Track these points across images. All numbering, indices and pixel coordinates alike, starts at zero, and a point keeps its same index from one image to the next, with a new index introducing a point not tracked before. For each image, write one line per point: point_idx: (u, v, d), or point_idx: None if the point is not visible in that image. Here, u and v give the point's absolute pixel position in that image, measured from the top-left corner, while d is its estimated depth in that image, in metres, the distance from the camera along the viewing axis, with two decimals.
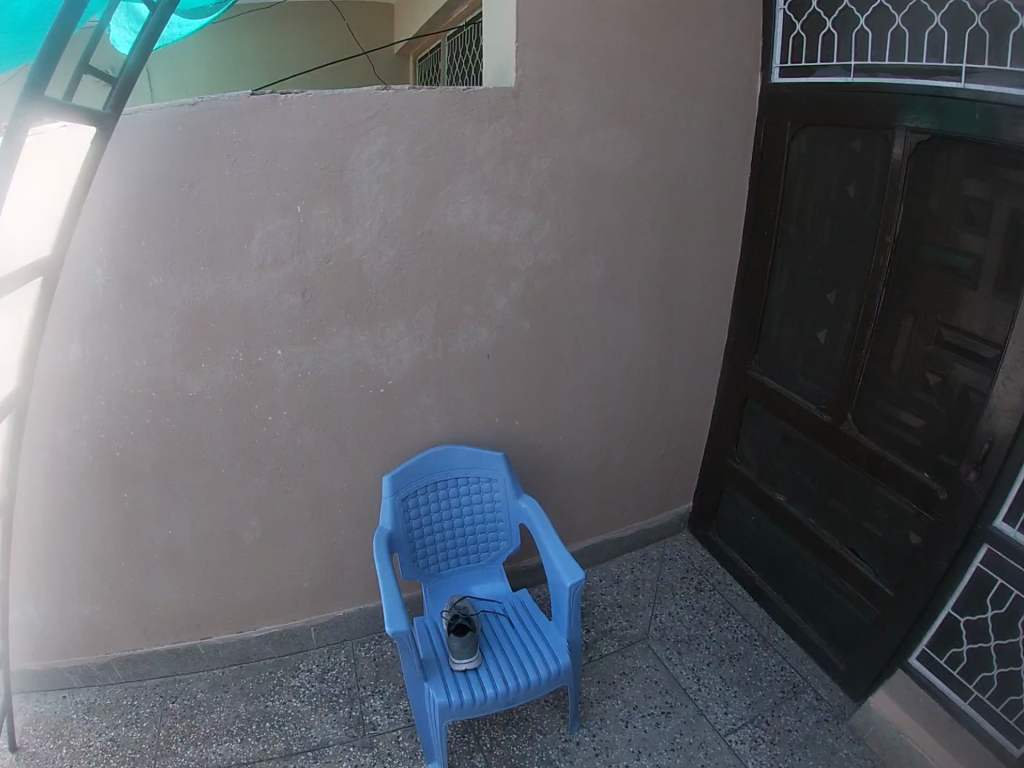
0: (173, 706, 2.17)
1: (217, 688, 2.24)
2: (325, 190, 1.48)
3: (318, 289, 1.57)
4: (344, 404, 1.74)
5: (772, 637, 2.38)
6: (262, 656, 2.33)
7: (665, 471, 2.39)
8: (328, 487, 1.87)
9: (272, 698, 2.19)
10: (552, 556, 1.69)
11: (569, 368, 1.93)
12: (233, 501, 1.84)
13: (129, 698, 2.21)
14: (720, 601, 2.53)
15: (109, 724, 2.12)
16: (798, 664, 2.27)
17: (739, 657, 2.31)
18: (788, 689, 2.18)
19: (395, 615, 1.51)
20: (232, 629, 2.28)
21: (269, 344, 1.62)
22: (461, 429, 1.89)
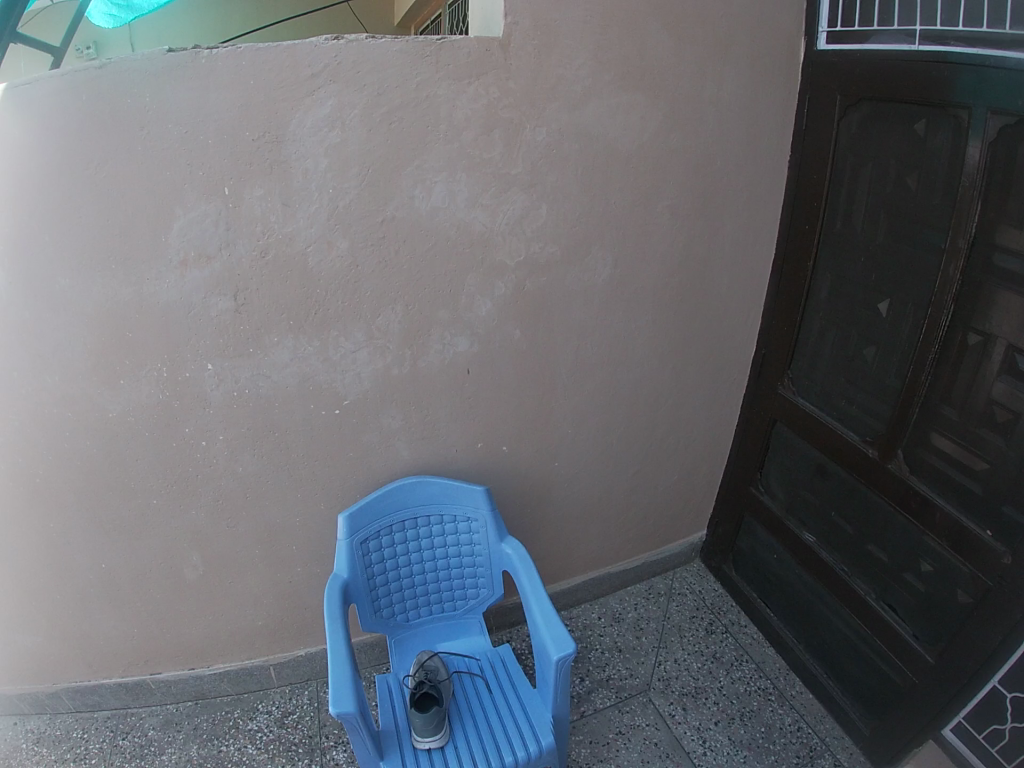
0: (123, 744, 1.92)
1: (170, 727, 1.97)
2: (258, 167, 1.18)
3: (254, 288, 1.28)
4: (295, 423, 1.44)
5: (788, 691, 2.09)
6: (218, 694, 2.05)
7: (675, 502, 2.10)
8: (280, 519, 1.59)
9: (225, 743, 1.92)
10: (537, 616, 1.39)
11: (566, 384, 1.64)
12: (173, 529, 1.56)
13: (80, 730, 1.97)
14: (732, 646, 2.24)
15: (53, 762, 1.88)
16: (815, 725, 1.98)
17: (750, 716, 2.01)
18: (804, 755, 1.89)
19: (341, 692, 1.21)
20: (182, 665, 1.99)
21: (196, 355, 1.32)
22: (437, 456, 1.60)
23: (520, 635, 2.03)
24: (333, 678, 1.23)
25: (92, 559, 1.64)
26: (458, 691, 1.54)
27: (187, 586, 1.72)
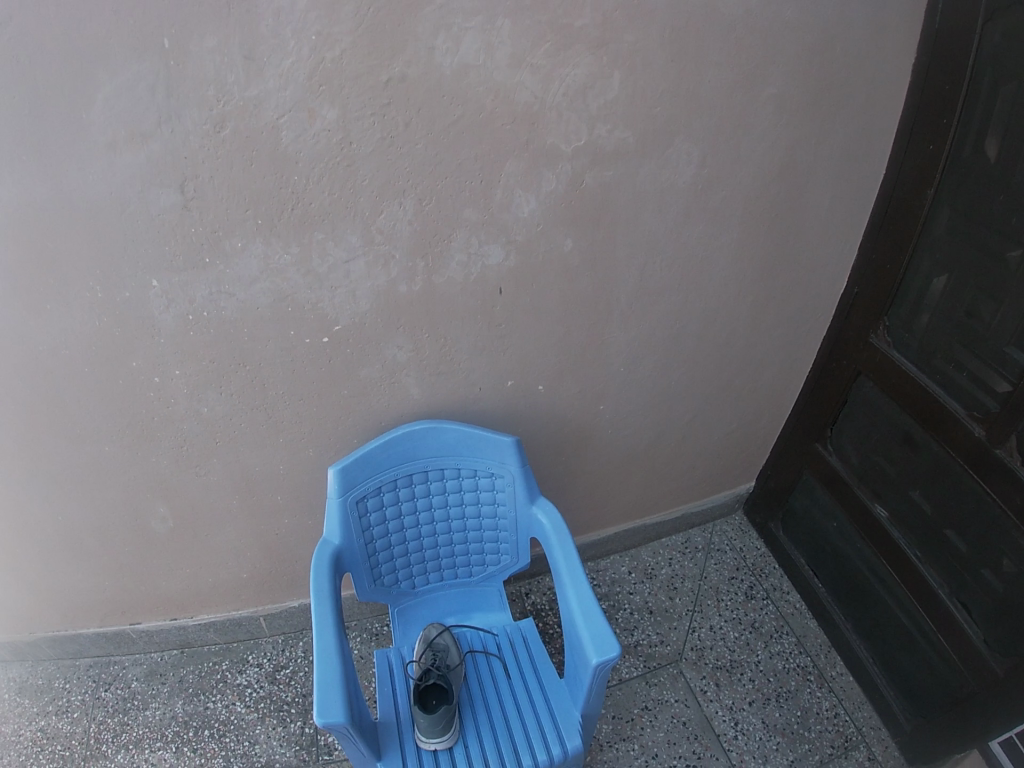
0: (106, 697, 1.75)
1: (154, 679, 1.79)
2: (208, 5, 0.83)
3: (207, 175, 0.95)
4: (280, 344, 1.14)
5: (827, 670, 1.84)
6: (205, 643, 1.84)
7: (721, 461, 1.83)
8: (258, 466, 1.32)
9: (212, 700, 1.74)
10: (575, 605, 1.11)
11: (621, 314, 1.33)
12: (137, 474, 1.31)
13: (61, 681, 1.79)
14: (772, 615, 1.97)
15: (32, 718, 1.71)
16: (852, 713, 1.75)
17: (787, 698, 1.77)
18: (838, 745, 1.68)
19: (329, 695, 0.95)
20: (163, 616, 1.76)
21: (136, 269, 1.02)
22: (451, 397, 1.31)
23: (540, 589, 1.71)
24: (320, 678, 0.96)
25: (46, 511, 1.38)
26: (471, 673, 1.29)
27: (159, 538, 1.47)
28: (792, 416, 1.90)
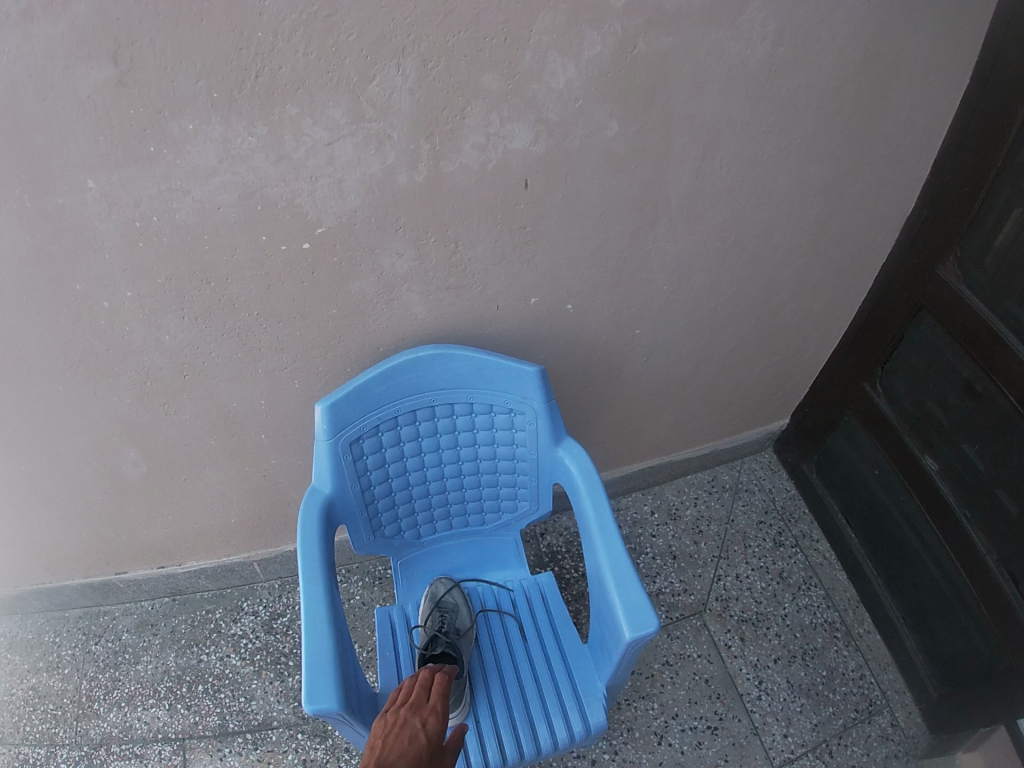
0: (96, 652, 1.62)
1: (145, 630, 1.64)
2: None
3: (152, 42, 0.70)
4: (253, 249, 0.89)
5: (855, 626, 1.60)
6: (196, 589, 1.70)
7: (763, 396, 1.62)
8: (237, 403, 1.07)
9: (206, 652, 1.60)
10: (621, 582, 0.83)
11: (671, 217, 1.06)
12: (104, 414, 1.11)
13: (51, 635, 1.66)
14: (801, 563, 1.69)
15: (23, 675, 1.60)
16: (877, 675, 1.52)
17: (813, 656, 1.54)
18: (861, 709, 1.47)
19: (317, 678, 0.76)
20: (148, 564, 1.61)
21: (69, 166, 0.78)
22: (469, 318, 1.03)
23: (558, 528, 1.43)
24: (307, 657, 0.77)
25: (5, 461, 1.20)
26: (483, 634, 1.05)
27: (132, 484, 1.28)
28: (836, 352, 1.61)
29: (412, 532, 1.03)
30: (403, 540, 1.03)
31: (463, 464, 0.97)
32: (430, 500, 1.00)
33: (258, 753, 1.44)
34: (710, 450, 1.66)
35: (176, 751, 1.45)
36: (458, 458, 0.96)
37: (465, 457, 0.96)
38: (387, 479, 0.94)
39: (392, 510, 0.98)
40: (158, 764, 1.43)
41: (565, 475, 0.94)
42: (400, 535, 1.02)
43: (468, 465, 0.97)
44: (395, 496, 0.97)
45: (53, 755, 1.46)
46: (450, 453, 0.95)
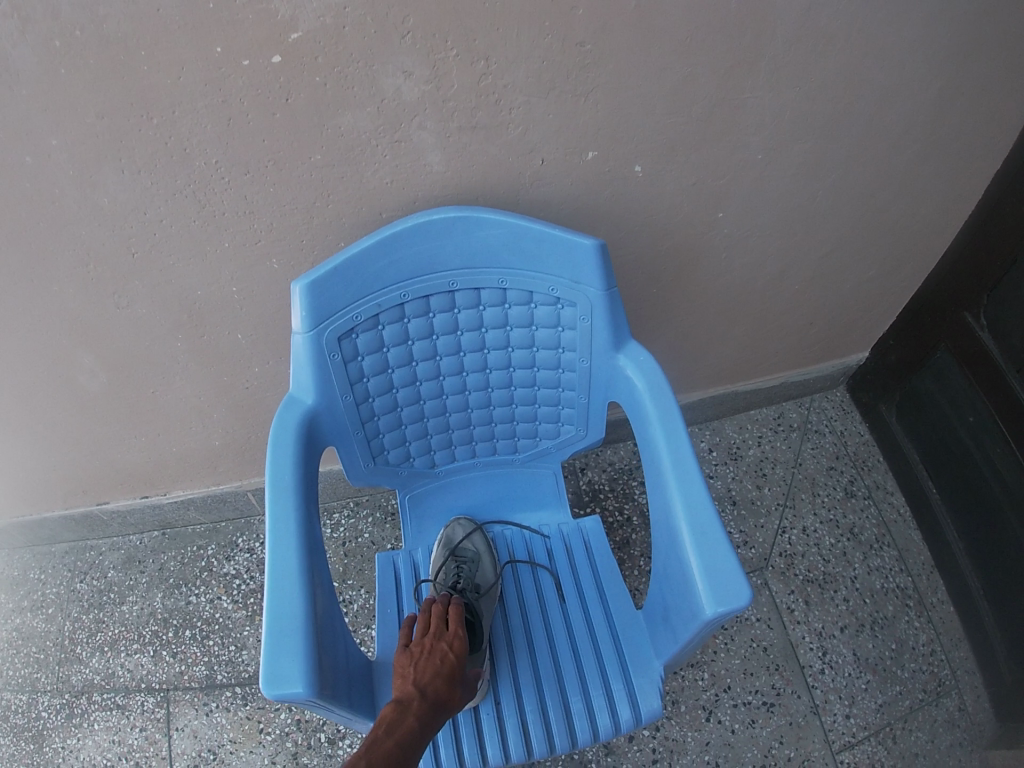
0: (81, 590, 1.39)
1: (131, 567, 1.40)
2: None
3: None
4: (209, 71, 0.62)
5: (928, 594, 1.29)
6: (188, 522, 1.44)
7: (850, 320, 1.32)
8: (200, 286, 0.83)
9: (195, 594, 1.35)
10: (703, 538, 0.59)
11: (776, 61, 0.74)
12: (46, 306, 0.86)
13: (37, 572, 1.43)
14: (874, 517, 1.37)
15: (6, 615, 1.38)
16: (947, 653, 1.23)
17: (883, 627, 1.24)
18: (930, 691, 1.18)
19: (283, 651, 0.54)
20: (130, 493, 1.36)
21: None
22: (498, 179, 0.74)
23: (601, 464, 1.20)
24: (270, 620, 0.56)
25: None
26: (509, 588, 0.82)
27: (94, 399, 1.04)
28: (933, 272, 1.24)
29: (424, 461, 0.81)
30: (411, 470, 0.81)
31: (491, 375, 0.74)
32: (446, 421, 0.77)
33: (247, 710, 1.21)
34: (779, 381, 1.42)
35: (159, 703, 1.23)
36: (484, 366, 0.73)
37: (494, 365, 0.73)
38: (390, 390, 0.71)
39: (398, 431, 0.76)
40: (141, 717, 1.21)
41: (626, 391, 0.71)
42: (408, 464, 0.80)
43: (496, 376, 0.74)
44: (401, 413, 0.74)
45: (33, 704, 1.26)
46: (473, 359, 0.72)
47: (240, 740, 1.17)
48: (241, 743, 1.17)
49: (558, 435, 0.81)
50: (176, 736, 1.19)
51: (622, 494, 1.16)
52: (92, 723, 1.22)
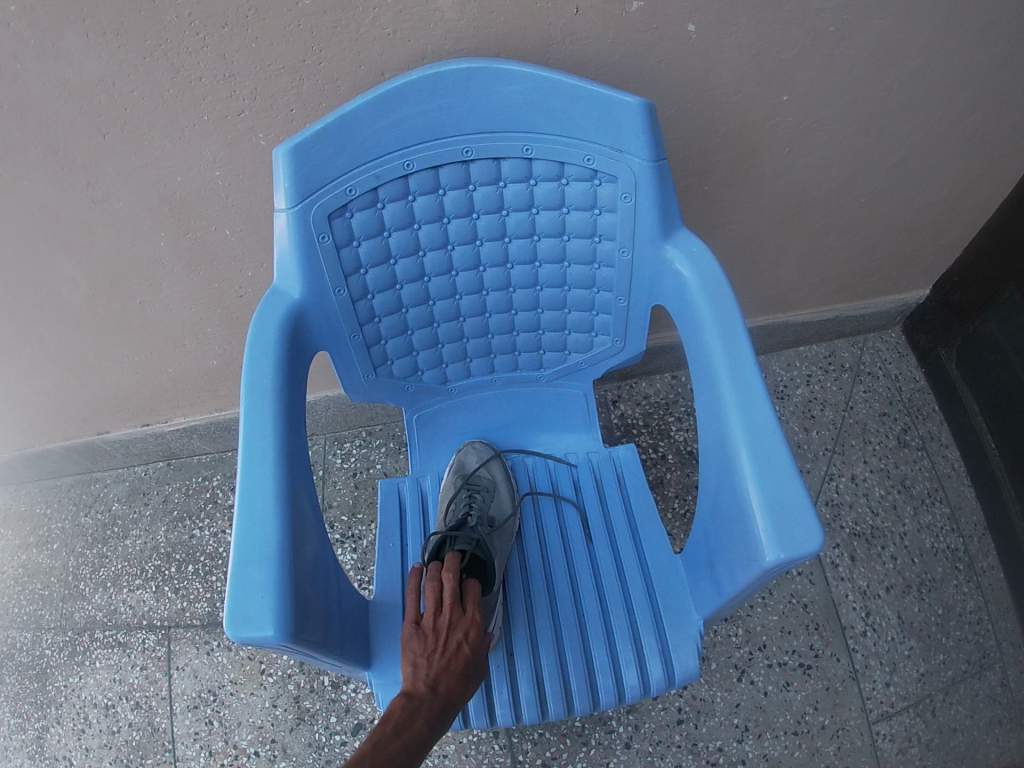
0: (85, 525, 1.31)
1: (136, 499, 1.32)
2: None
3: None
4: None
5: (979, 556, 1.17)
6: (194, 452, 1.36)
7: (915, 245, 1.18)
8: (186, 171, 0.73)
9: (199, 526, 1.27)
10: (766, 465, 0.48)
11: None
12: (16, 203, 0.76)
13: (43, 505, 1.36)
14: (927, 468, 1.25)
15: (12, 552, 1.32)
16: (996, 622, 1.11)
17: (931, 589, 1.13)
18: (974, 663, 1.08)
19: (250, 585, 0.45)
20: (131, 420, 1.28)
21: None
22: (520, 28, 0.62)
23: (634, 397, 1.09)
24: (239, 548, 0.47)
25: None
26: (529, 524, 0.72)
27: (82, 313, 0.95)
28: (1012, 193, 1.09)
29: (435, 375, 0.71)
30: (420, 385, 0.71)
31: (512, 271, 0.63)
32: (459, 328, 0.67)
33: (249, 651, 1.14)
34: (831, 315, 1.30)
35: (160, 641, 1.16)
36: (505, 260, 0.62)
37: (516, 259, 0.62)
38: (393, 286, 0.61)
39: (403, 338, 0.65)
40: (142, 655, 1.15)
41: (673, 289, 0.60)
42: (416, 378, 0.70)
43: (519, 272, 0.63)
44: (406, 315, 0.64)
45: (37, 641, 1.21)
46: (491, 250, 0.61)
47: (241, 681, 1.10)
48: (242, 684, 1.10)
49: (590, 347, 0.70)
50: (176, 675, 1.12)
51: (655, 430, 1.05)
52: (93, 661, 1.16)
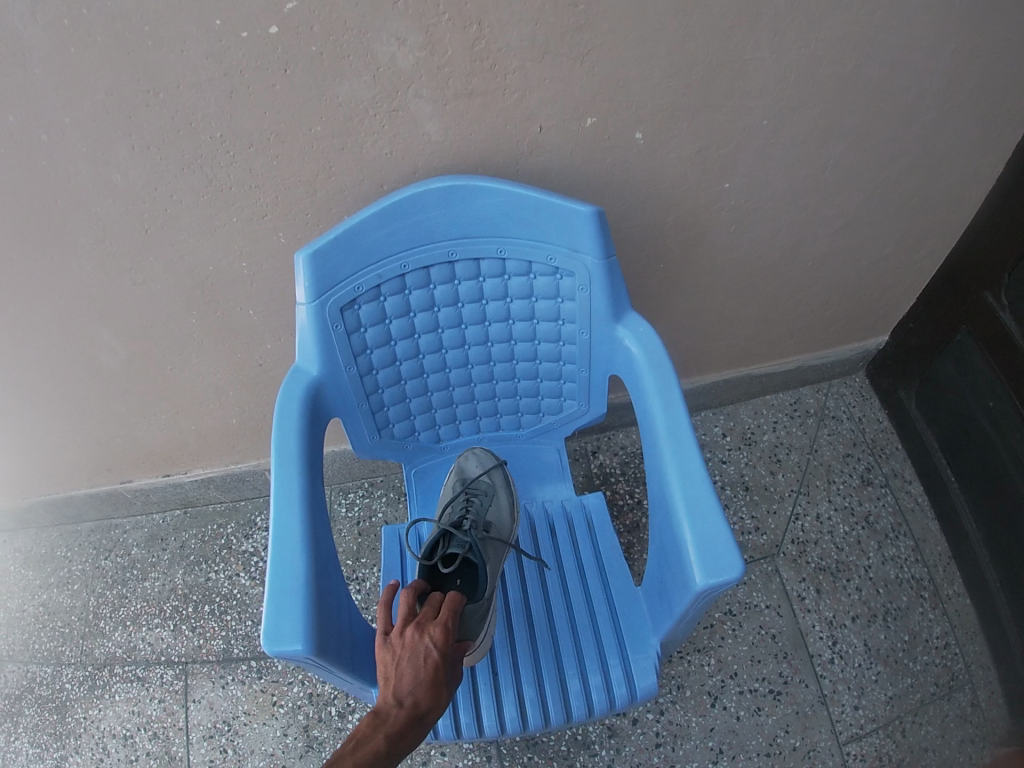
0: (105, 568, 1.41)
1: (154, 545, 1.42)
2: None
3: None
4: (205, 40, 0.62)
5: (944, 585, 1.26)
6: (209, 501, 1.46)
7: (868, 299, 1.29)
8: (218, 264, 0.85)
9: (214, 570, 1.36)
10: (696, 508, 0.58)
11: (777, 17, 0.72)
12: (64, 287, 0.87)
13: (64, 549, 1.45)
14: (890, 505, 1.34)
15: (34, 591, 1.41)
16: (962, 647, 1.20)
17: (896, 618, 1.22)
18: (941, 685, 1.16)
19: (284, 608, 0.55)
20: (152, 471, 1.38)
21: None
22: (495, 144, 0.74)
23: (612, 447, 1.20)
24: (272, 581, 0.57)
25: None
26: (512, 566, 0.82)
27: (113, 377, 1.05)
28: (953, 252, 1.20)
29: (430, 435, 0.81)
30: (417, 444, 0.81)
31: (493, 348, 0.74)
32: (450, 395, 0.78)
33: (262, 684, 1.23)
34: (796, 365, 1.41)
35: (177, 676, 1.25)
36: (486, 339, 0.73)
37: (495, 338, 0.73)
38: (394, 363, 0.72)
39: (403, 405, 0.76)
40: (160, 689, 1.24)
41: (625, 364, 0.71)
42: (414, 438, 0.80)
43: (498, 348, 0.74)
44: (405, 386, 0.75)
45: (57, 676, 1.29)
46: (475, 332, 0.72)
47: (253, 713, 1.19)
48: (255, 715, 1.19)
49: (561, 410, 0.81)
50: (193, 707, 1.21)
51: (632, 477, 1.16)
52: (113, 695, 1.25)
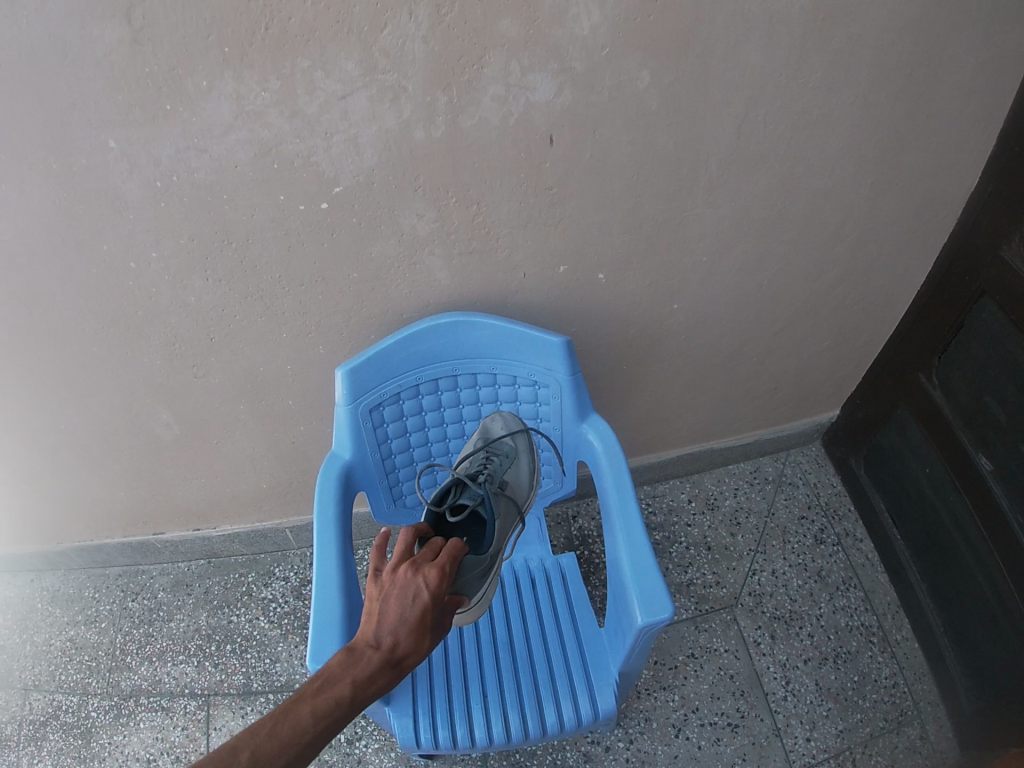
0: (132, 609, 1.59)
1: (180, 590, 1.60)
2: None
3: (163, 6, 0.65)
4: (271, 210, 0.83)
5: (892, 631, 1.43)
6: (233, 553, 1.65)
7: (813, 380, 1.51)
8: (264, 364, 1.06)
9: (236, 614, 1.55)
10: (639, 562, 0.78)
11: (711, 180, 0.94)
12: (130, 376, 1.08)
13: (92, 590, 1.63)
14: (841, 560, 1.54)
15: (61, 627, 1.58)
16: (911, 685, 1.36)
17: (845, 660, 1.39)
18: (890, 718, 1.32)
19: (325, 637, 0.73)
20: (185, 525, 1.57)
21: (89, 128, 0.73)
22: (489, 281, 0.96)
23: (590, 511, 1.40)
24: (316, 616, 0.75)
25: (46, 420, 1.18)
26: (502, 614, 1.01)
27: (160, 446, 1.25)
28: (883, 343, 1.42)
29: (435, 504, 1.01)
30: None
31: None
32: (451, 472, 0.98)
33: None
34: (754, 437, 1.63)
35: (199, 706, 1.41)
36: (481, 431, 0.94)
37: None
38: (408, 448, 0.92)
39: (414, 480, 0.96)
40: (183, 717, 1.39)
41: (589, 453, 0.91)
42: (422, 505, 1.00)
43: None
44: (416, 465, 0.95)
45: (83, 704, 1.43)
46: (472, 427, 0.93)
47: None
48: None
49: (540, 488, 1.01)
50: (213, 734, 1.37)
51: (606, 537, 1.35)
52: (138, 722, 1.39)
